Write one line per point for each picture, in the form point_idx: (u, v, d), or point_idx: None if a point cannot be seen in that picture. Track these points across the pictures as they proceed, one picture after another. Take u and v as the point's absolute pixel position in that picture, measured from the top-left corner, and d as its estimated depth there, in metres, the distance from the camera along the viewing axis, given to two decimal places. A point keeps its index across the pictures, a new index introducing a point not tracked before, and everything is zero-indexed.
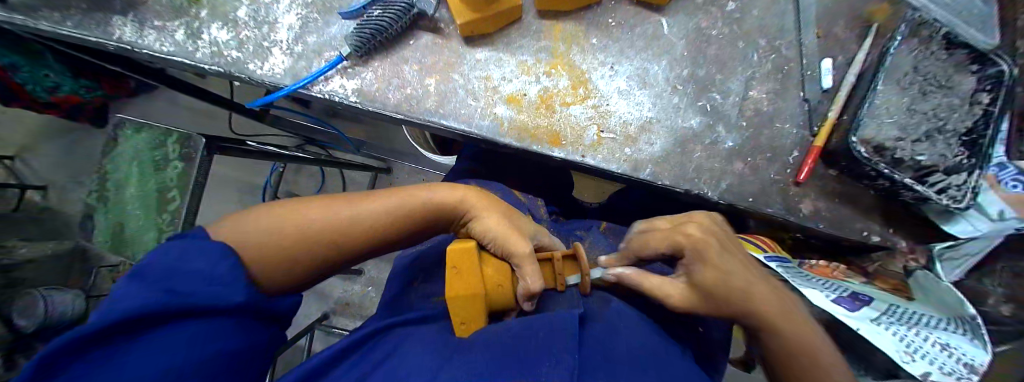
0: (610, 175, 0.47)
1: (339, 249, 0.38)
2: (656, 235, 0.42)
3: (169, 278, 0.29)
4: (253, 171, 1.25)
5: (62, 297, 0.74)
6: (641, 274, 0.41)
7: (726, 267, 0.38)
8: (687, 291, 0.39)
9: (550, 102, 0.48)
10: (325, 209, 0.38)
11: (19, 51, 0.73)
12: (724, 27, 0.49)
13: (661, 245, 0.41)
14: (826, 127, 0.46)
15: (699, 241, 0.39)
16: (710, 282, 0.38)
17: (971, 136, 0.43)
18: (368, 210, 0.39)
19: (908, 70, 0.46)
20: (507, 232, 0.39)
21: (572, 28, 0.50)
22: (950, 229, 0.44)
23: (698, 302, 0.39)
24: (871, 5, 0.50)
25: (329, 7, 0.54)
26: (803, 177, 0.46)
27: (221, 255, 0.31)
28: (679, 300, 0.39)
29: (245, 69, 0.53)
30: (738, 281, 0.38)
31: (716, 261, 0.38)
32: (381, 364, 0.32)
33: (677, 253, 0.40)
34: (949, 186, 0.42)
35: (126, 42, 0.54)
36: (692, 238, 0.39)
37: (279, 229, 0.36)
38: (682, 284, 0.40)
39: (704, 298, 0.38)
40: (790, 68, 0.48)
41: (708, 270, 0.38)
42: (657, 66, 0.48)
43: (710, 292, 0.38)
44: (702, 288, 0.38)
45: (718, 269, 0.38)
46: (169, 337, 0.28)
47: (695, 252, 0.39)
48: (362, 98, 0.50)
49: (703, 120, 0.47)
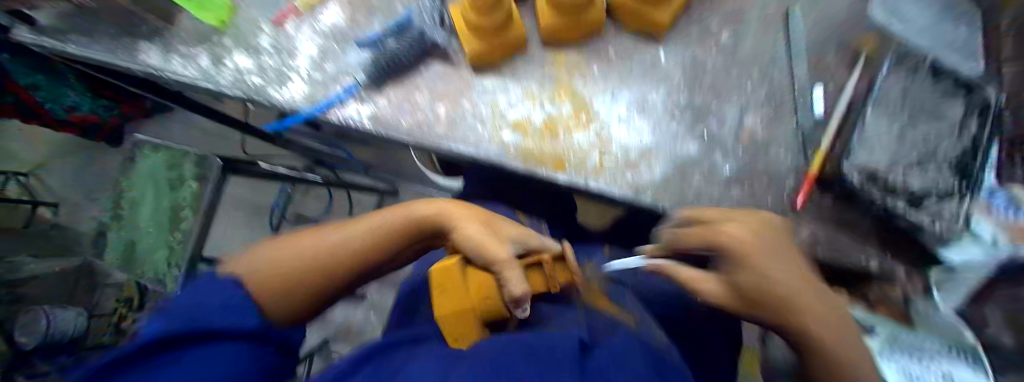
0: (613, 199, 0.48)
1: (333, 275, 0.38)
2: (695, 231, 0.39)
3: (187, 311, 0.31)
4: (263, 191, 1.28)
5: (64, 315, 0.84)
6: (675, 266, 0.40)
7: (771, 267, 0.35)
8: (723, 290, 0.37)
9: (554, 128, 0.50)
10: (316, 240, 0.40)
11: (40, 69, 0.72)
12: (719, 57, 0.52)
13: (699, 240, 0.38)
14: (819, 156, 0.47)
15: (744, 239, 0.36)
16: (748, 284, 0.35)
17: (960, 163, 0.46)
18: (354, 237, 0.40)
19: (898, 98, 0.49)
20: (487, 241, 0.39)
21: (575, 58, 0.53)
22: (946, 251, 0.43)
23: (736, 303, 0.36)
24: (859, 35, 0.53)
25: (347, 38, 0.58)
26: (801, 202, 0.47)
27: (233, 289, 0.34)
28: (715, 298, 0.37)
29: (265, 94, 0.55)
30: (786, 289, 0.34)
31: (762, 259, 0.35)
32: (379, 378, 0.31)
33: (713, 249, 0.38)
34: (943, 211, 0.44)
35: (151, 66, 0.56)
36: (736, 234, 0.36)
37: (283, 259, 0.38)
38: (717, 282, 0.38)
39: (739, 299, 0.36)
40: (783, 96, 0.51)
41: (745, 272, 0.35)
42: (657, 94, 0.51)
43: (745, 292, 0.35)
44: (738, 288, 0.36)
45: (758, 272, 0.35)
46: (193, 360, 0.28)
47: (737, 251, 0.36)
48: (376, 123, 0.52)
49: (701, 147, 0.49)
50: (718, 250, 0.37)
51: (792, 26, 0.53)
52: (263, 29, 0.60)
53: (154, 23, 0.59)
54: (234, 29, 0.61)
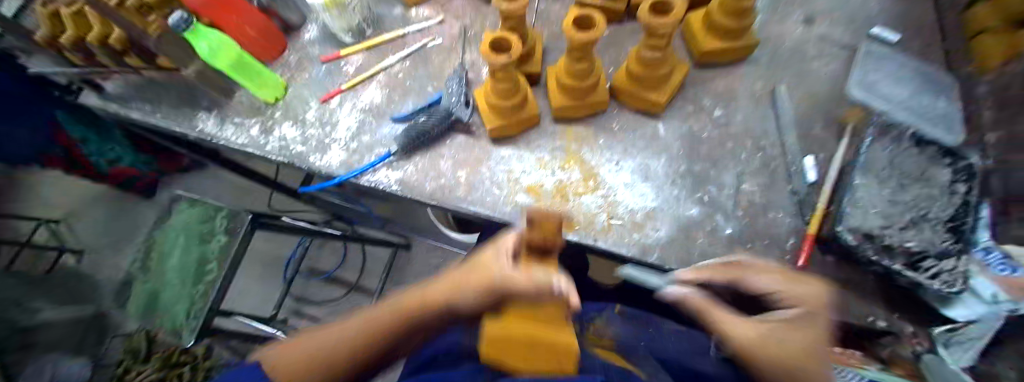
0: (621, 258, 0.52)
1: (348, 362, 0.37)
2: (776, 276, 0.38)
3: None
4: (282, 243, 1.34)
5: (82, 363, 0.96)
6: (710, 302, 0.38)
7: (817, 332, 0.34)
8: (759, 336, 0.34)
9: (564, 192, 0.55)
10: (312, 340, 0.37)
11: (85, 120, 0.90)
12: (713, 130, 0.58)
13: (779, 287, 0.37)
14: (816, 216, 0.50)
15: (819, 304, 0.35)
16: (801, 344, 0.32)
17: (953, 223, 0.47)
18: (349, 326, 0.38)
19: (883, 164, 0.52)
20: (505, 278, 0.34)
21: (583, 131, 0.59)
22: (947, 311, 0.45)
23: (765, 355, 0.32)
24: (842, 110, 0.59)
25: (382, 112, 0.66)
26: (802, 263, 0.49)
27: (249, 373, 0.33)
28: (755, 341, 0.34)
29: (307, 161, 0.63)
30: (801, 340, 0.33)
31: (814, 323, 0.34)
32: None
33: (783, 300, 0.36)
34: (942, 270, 0.45)
35: (206, 133, 0.66)
36: (816, 296, 0.35)
37: (307, 353, 0.36)
38: (755, 326, 0.35)
39: (782, 349, 0.32)
40: (775, 164, 0.55)
41: (801, 331, 0.33)
42: (657, 163, 0.56)
43: (793, 352, 0.32)
44: (785, 340, 0.33)
45: (813, 334, 0.33)
46: None
47: (816, 314, 0.34)
48: (403, 186, 0.58)
49: (702, 210, 0.53)
50: (794, 306, 0.35)
51: (779, 102, 0.59)
52: (308, 102, 0.69)
53: (211, 96, 0.69)
54: (283, 101, 0.69)
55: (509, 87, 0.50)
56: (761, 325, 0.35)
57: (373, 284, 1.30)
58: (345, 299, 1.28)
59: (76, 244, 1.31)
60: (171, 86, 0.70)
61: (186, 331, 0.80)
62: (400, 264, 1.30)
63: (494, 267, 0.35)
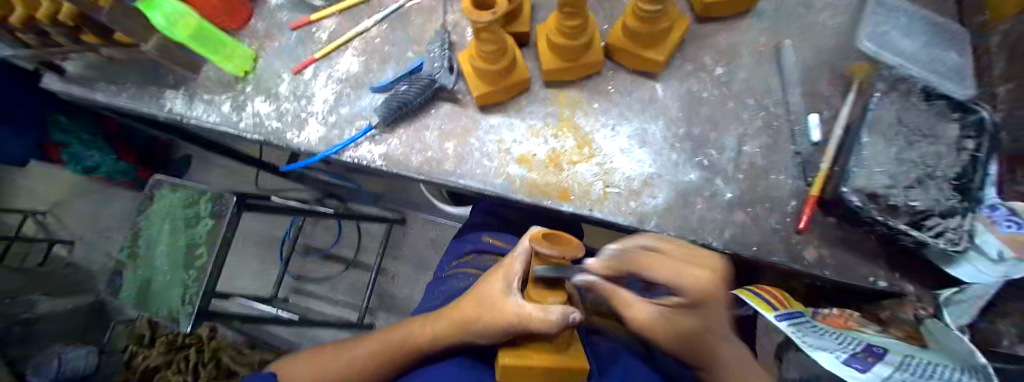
0: (617, 226, 0.50)
1: (360, 374, 0.45)
2: (669, 265, 0.40)
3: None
4: (273, 223, 1.31)
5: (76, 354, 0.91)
6: (614, 289, 0.42)
7: (702, 313, 0.40)
8: (653, 317, 0.41)
9: (558, 161, 0.52)
10: (337, 354, 0.47)
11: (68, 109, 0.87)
12: (714, 89, 0.55)
13: (668, 277, 0.39)
14: (819, 175, 0.49)
15: (701, 287, 0.39)
16: (686, 320, 0.40)
17: (961, 181, 0.46)
18: (361, 349, 0.46)
19: (891, 121, 0.49)
20: (519, 320, 0.36)
21: (576, 94, 0.55)
22: (953, 270, 0.45)
23: (662, 331, 0.41)
24: (848, 64, 0.56)
25: (360, 82, 0.62)
26: (803, 226, 0.48)
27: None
28: (644, 323, 0.41)
29: (284, 138, 0.59)
30: (691, 325, 0.40)
31: (697, 303, 0.40)
32: None
33: (675, 288, 0.40)
34: (946, 229, 0.44)
35: (176, 113, 0.62)
36: (696, 282, 0.39)
37: (329, 365, 0.46)
38: (654, 309, 0.41)
39: (671, 328, 0.41)
40: (779, 124, 0.53)
41: (687, 310, 0.40)
42: (655, 127, 0.53)
43: (674, 326, 0.41)
44: (673, 319, 0.41)
45: (697, 311, 0.40)
46: None
47: (701, 303, 0.40)
48: (387, 161, 0.55)
49: (702, 175, 0.51)
50: (681, 295, 0.40)
51: (783, 57, 0.56)
52: (280, 75, 0.64)
53: (178, 74, 0.64)
54: (253, 75, 0.64)
55: (492, 50, 0.46)
56: (657, 305, 0.41)
57: (370, 260, 1.28)
58: (343, 276, 1.28)
59: (64, 234, 1.28)
60: (134, 66, 0.64)
61: (183, 317, 0.75)
62: (396, 238, 1.28)
63: (512, 310, 0.36)
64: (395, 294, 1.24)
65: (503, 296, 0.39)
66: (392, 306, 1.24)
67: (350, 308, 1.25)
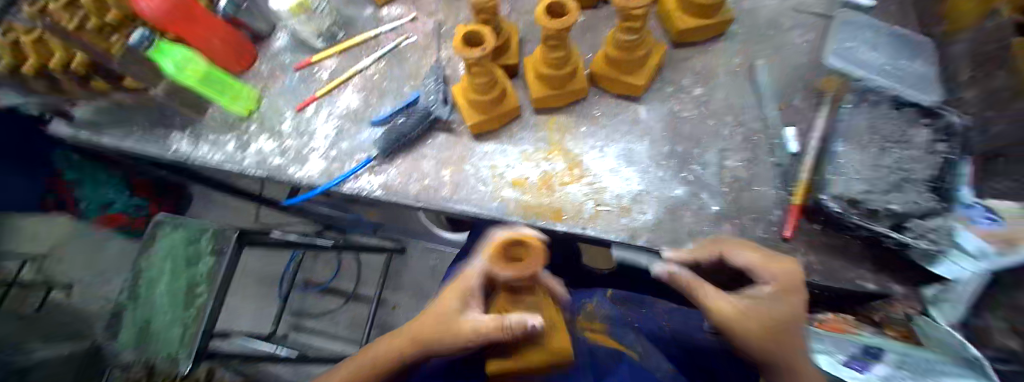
0: (611, 244, 0.51)
1: None
2: (761, 257, 0.40)
3: None
4: (274, 257, 1.32)
5: None
6: (695, 279, 0.40)
7: (794, 304, 0.37)
8: (739, 310, 0.37)
9: (550, 183, 0.54)
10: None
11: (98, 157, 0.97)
12: (694, 108, 0.58)
13: (757, 264, 0.40)
14: (801, 187, 0.50)
15: (791, 280, 0.39)
16: (777, 315, 0.37)
17: (936, 182, 0.48)
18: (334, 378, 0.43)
19: (864, 130, 0.52)
20: (481, 335, 0.36)
21: (564, 119, 0.59)
22: (935, 269, 0.46)
23: (753, 327, 0.36)
24: (818, 79, 0.60)
25: (359, 116, 0.65)
26: (790, 233, 0.49)
27: None
28: (732, 315, 0.37)
29: (286, 172, 0.62)
30: (784, 321, 0.37)
31: (789, 295, 0.38)
32: None
33: (765, 281, 0.39)
34: (927, 230, 0.46)
35: (182, 153, 0.65)
36: (790, 274, 0.39)
37: None
38: (739, 304, 0.38)
39: (763, 320, 0.37)
40: (757, 138, 0.56)
41: (782, 304, 0.37)
42: (640, 146, 0.56)
43: (766, 318, 0.37)
44: (766, 313, 0.37)
45: (789, 307, 0.37)
46: None
47: (786, 295, 0.38)
48: (387, 190, 0.57)
49: (688, 190, 0.53)
50: (770, 284, 0.39)
51: (757, 76, 0.59)
52: (284, 113, 0.67)
53: (185, 115, 0.68)
54: (257, 115, 0.68)
55: (483, 81, 0.50)
56: (740, 299, 0.39)
57: (371, 292, 1.28)
58: (344, 308, 1.27)
59: None
60: (141, 112, 0.67)
61: (183, 357, 0.73)
62: (396, 268, 1.28)
63: (471, 327, 0.37)
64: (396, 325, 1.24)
65: (459, 313, 0.40)
66: None
67: (350, 343, 1.23)
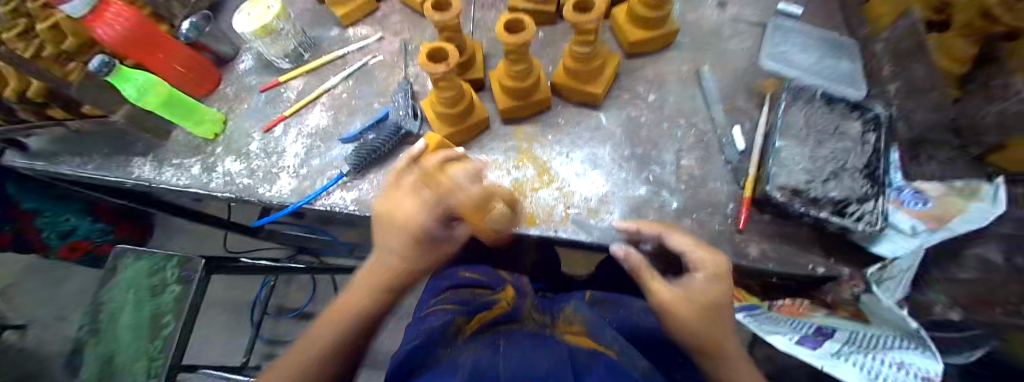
0: (582, 245, 0.53)
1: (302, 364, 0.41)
2: (694, 242, 0.42)
3: None
4: (244, 285, 1.27)
5: None
6: (643, 262, 0.40)
7: (722, 290, 0.39)
8: (679, 295, 0.37)
9: (521, 189, 0.56)
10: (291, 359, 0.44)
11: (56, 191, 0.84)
12: (650, 113, 0.62)
13: (692, 250, 0.41)
14: (749, 181, 0.55)
15: (721, 265, 0.40)
16: (709, 299, 0.37)
17: (868, 169, 0.53)
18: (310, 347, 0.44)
19: (802, 125, 0.57)
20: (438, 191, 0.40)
21: (531, 128, 0.61)
22: (877, 247, 0.51)
23: (689, 310, 0.37)
24: (759, 82, 0.65)
25: (329, 134, 0.66)
26: (743, 224, 0.53)
27: None
28: (673, 300, 0.37)
29: (255, 193, 0.61)
30: (715, 303, 0.38)
31: (717, 281, 0.39)
32: None
33: (694, 268, 0.40)
34: (864, 213, 0.51)
35: (144, 178, 0.63)
36: (718, 260, 0.40)
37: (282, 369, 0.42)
38: (678, 289, 0.38)
39: (698, 305, 0.37)
40: (709, 138, 0.60)
41: (711, 289, 0.38)
42: (603, 150, 0.59)
43: (702, 302, 0.37)
44: (700, 298, 0.37)
45: (718, 292, 0.38)
46: None
47: (719, 281, 0.39)
48: (360, 205, 0.58)
49: (649, 189, 0.56)
50: (700, 270, 0.39)
51: (704, 82, 0.64)
52: (252, 134, 0.67)
53: (147, 140, 0.66)
54: (224, 137, 0.67)
55: (450, 95, 0.52)
56: (679, 285, 0.39)
57: None
58: None
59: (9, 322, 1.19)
60: (98, 140, 0.66)
61: None
62: None
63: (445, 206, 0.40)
64: (376, 345, 1.20)
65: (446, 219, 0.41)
66: (374, 359, 1.20)
67: None
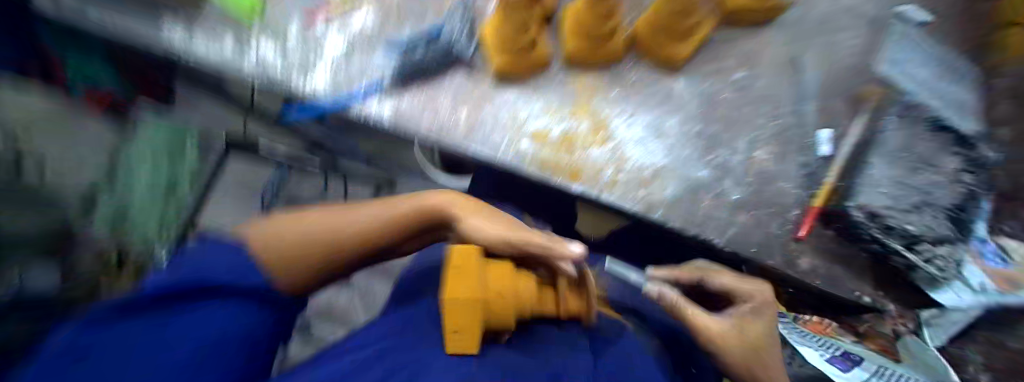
0: (622, 213, 0.49)
1: (327, 249, 0.35)
2: (734, 277, 0.41)
3: (192, 270, 0.30)
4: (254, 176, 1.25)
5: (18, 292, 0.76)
6: (684, 300, 0.38)
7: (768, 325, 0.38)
8: (723, 328, 0.36)
9: (571, 142, 0.51)
10: (300, 224, 0.36)
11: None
12: (733, 92, 0.55)
13: (733, 285, 0.40)
14: (824, 190, 0.50)
15: (768, 299, 0.39)
16: (757, 332, 0.37)
17: (955, 211, 0.51)
18: (346, 219, 0.37)
19: (901, 147, 0.53)
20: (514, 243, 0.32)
21: (595, 79, 0.55)
22: (937, 295, 0.47)
23: (735, 347, 0.36)
24: (860, 86, 0.57)
25: (373, 38, 0.60)
26: (802, 234, 0.49)
27: (233, 252, 0.32)
28: (717, 329, 0.36)
29: (288, 84, 0.55)
30: (762, 338, 0.37)
31: (765, 316, 0.38)
32: (387, 355, 0.24)
33: (743, 300, 0.39)
34: (936, 256, 0.48)
35: (177, 48, 0.53)
36: (766, 292, 0.40)
37: (293, 236, 0.34)
38: (723, 321, 0.37)
39: (744, 335, 0.36)
40: (791, 134, 0.54)
41: (757, 323, 0.37)
42: (671, 120, 0.53)
43: (748, 337, 0.36)
44: (746, 330, 0.37)
45: (766, 325, 0.38)
46: (168, 314, 0.27)
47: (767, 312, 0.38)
48: (396, 119, 0.52)
49: (712, 173, 0.51)
50: (749, 301, 0.39)
51: (801, 70, 0.56)
52: (291, 19, 0.61)
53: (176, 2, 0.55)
54: (263, 21, 0.60)
55: (518, 21, 0.51)
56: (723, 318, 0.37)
57: None
58: None
59: None
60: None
61: None
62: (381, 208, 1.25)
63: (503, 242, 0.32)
64: None
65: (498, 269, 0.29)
66: None
67: None
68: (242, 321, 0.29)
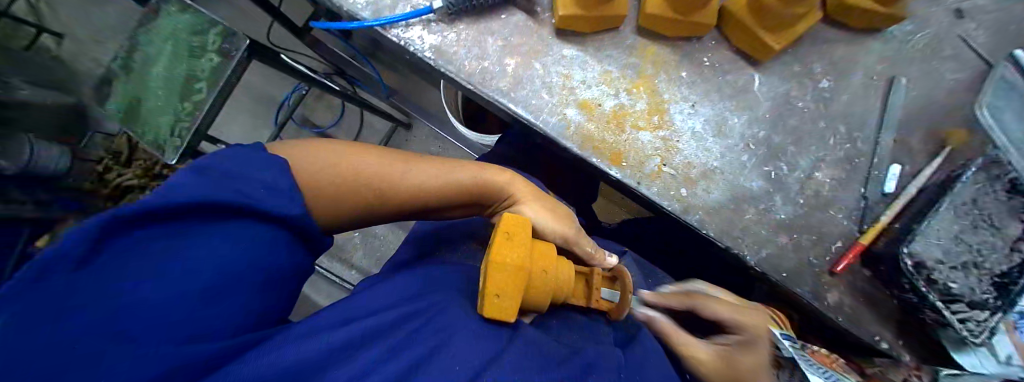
0: (656, 209, 0.46)
1: (383, 198, 0.38)
2: (732, 306, 0.45)
3: (227, 180, 0.30)
4: (276, 83, 1.20)
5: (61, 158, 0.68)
6: (671, 327, 0.44)
7: (759, 354, 0.42)
8: (711, 357, 0.42)
9: (622, 120, 0.47)
10: (363, 159, 0.38)
11: None
12: (811, 102, 0.49)
13: (728, 315, 0.44)
14: (875, 229, 0.46)
15: (759, 331, 0.43)
16: (748, 363, 0.41)
17: (1003, 279, 0.43)
18: (408, 175, 0.39)
19: (967, 200, 0.45)
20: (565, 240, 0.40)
21: (666, 54, 0.49)
22: (957, 357, 0.44)
23: (713, 369, 0.42)
24: (949, 123, 0.51)
25: None
26: (839, 269, 0.46)
27: (279, 170, 0.33)
28: (706, 360, 0.42)
29: None
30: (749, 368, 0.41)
31: (754, 349, 0.42)
32: (416, 322, 0.28)
33: (732, 330, 0.44)
34: (970, 319, 0.43)
35: None
36: (756, 325, 0.44)
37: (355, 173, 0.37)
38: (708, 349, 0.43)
39: (729, 365, 0.41)
40: (859, 161, 0.49)
41: (746, 356, 0.42)
42: (737, 119, 0.48)
43: (736, 369, 0.41)
44: (735, 361, 0.41)
45: (755, 357, 0.42)
46: (188, 233, 0.28)
47: (754, 342, 0.43)
48: (438, 56, 0.47)
49: (764, 186, 0.47)
50: (738, 332, 0.44)
51: (892, 93, 0.50)
52: None
53: None
54: None
55: None
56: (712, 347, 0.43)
57: None
58: None
59: None
60: None
61: (168, 149, 0.65)
62: (397, 143, 1.21)
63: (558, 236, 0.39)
64: None
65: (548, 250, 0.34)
66: None
67: None
68: (254, 255, 0.30)
